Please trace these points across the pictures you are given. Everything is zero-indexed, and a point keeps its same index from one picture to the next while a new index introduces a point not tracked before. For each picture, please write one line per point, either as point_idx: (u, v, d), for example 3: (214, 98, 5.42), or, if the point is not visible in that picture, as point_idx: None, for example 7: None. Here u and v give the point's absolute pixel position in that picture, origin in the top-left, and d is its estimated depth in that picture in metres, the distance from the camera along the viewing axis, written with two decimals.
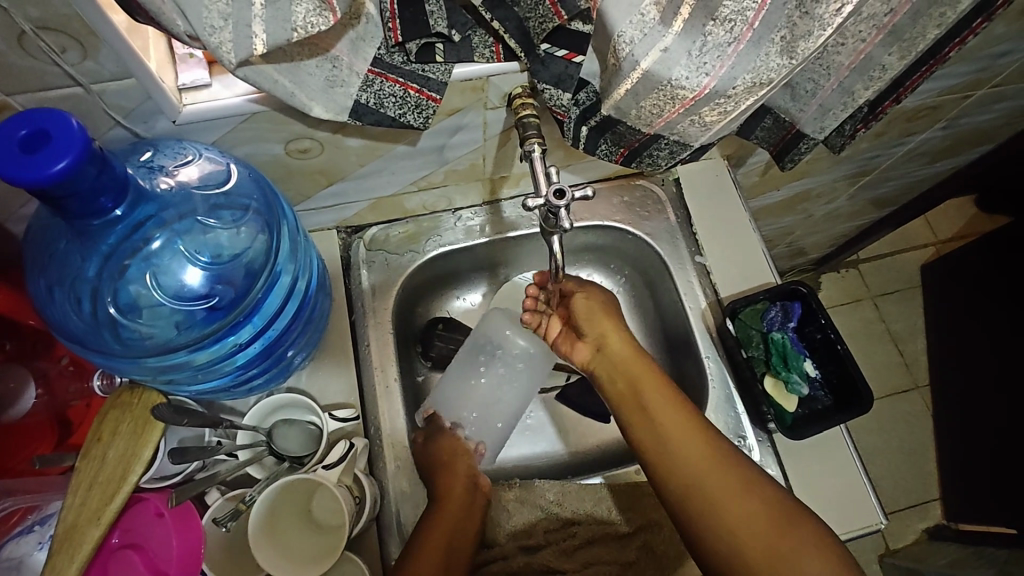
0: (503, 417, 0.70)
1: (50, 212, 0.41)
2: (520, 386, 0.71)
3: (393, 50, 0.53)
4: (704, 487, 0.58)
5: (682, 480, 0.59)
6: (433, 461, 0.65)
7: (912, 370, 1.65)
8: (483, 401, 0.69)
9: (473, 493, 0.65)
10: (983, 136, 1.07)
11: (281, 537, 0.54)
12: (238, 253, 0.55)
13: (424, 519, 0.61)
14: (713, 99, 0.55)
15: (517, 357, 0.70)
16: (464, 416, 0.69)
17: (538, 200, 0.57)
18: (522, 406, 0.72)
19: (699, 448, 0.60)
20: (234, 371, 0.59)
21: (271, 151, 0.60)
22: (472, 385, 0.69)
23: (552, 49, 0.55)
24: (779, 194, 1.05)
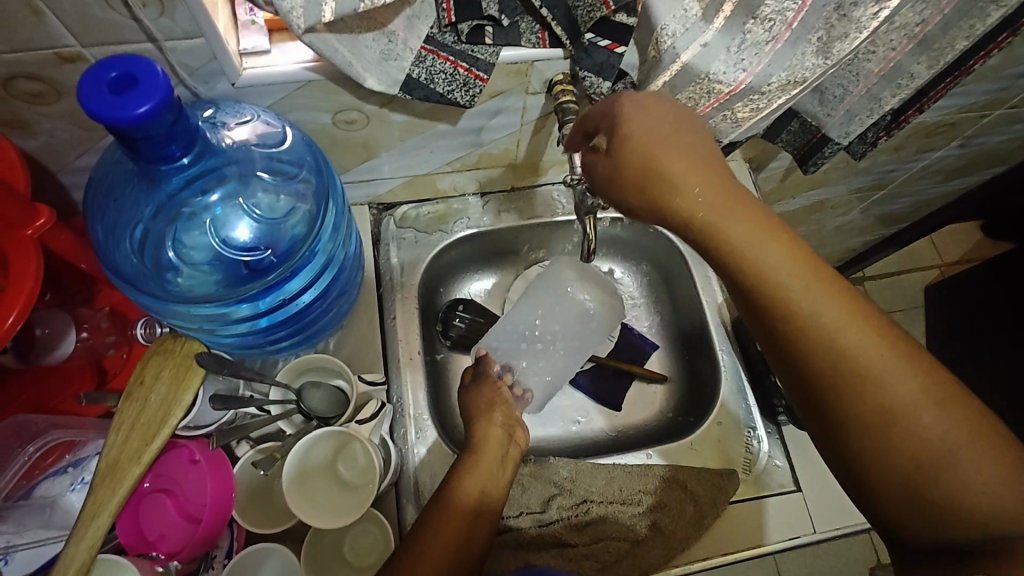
0: (552, 370, 0.78)
1: (123, 153, 0.43)
2: (571, 344, 0.80)
3: (445, 30, 0.56)
4: (864, 378, 0.42)
5: (847, 367, 0.42)
6: (468, 415, 0.68)
7: None
8: (535, 354, 0.78)
9: (503, 452, 0.64)
10: (996, 158, 1.09)
11: (309, 480, 0.57)
12: (284, 215, 0.57)
13: (452, 478, 0.60)
14: (747, 95, 0.57)
15: (569, 316, 0.80)
16: (515, 363, 0.77)
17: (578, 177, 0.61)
18: (572, 364, 0.80)
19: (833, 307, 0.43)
20: (266, 329, 0.62)
21: (318, 121, 0.62)
22: (524, 337, 0.78)
23: (596, 39, 0.58)
24: (794, 202, 1.08)
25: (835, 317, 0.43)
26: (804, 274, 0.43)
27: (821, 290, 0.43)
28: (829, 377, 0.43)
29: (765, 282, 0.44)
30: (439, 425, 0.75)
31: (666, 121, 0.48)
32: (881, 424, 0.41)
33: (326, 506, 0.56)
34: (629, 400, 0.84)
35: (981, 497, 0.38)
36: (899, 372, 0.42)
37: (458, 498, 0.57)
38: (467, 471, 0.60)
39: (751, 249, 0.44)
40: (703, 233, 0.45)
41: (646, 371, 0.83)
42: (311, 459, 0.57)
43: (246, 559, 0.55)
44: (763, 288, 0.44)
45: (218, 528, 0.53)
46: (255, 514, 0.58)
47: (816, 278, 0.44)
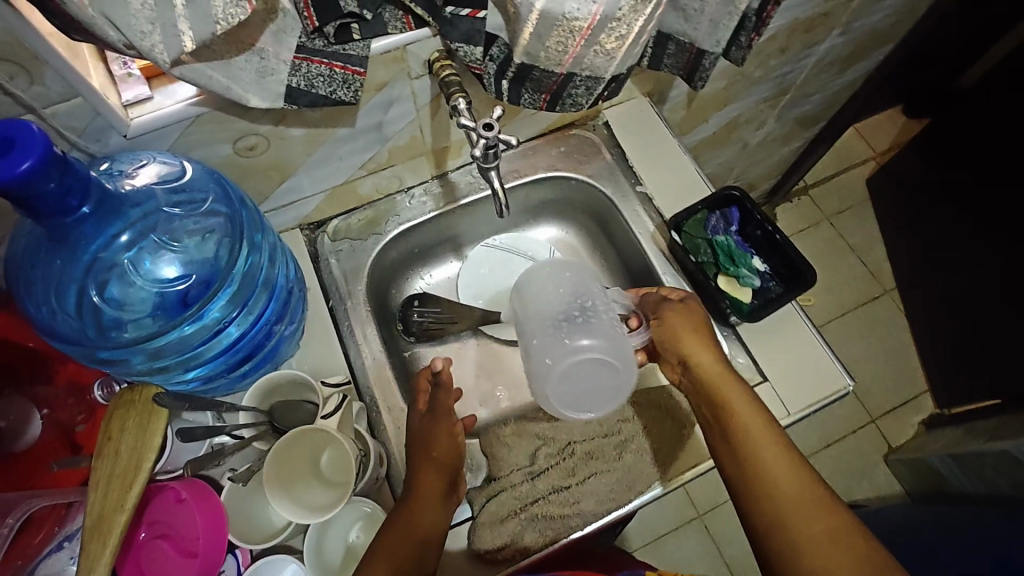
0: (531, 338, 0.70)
1: (23, 216, 0.45)
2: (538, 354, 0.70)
3: (313, 36, 0.58)
4: (755, 455, 0.60)
5: (751, 459, 0.60)
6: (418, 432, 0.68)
7: (877, 278, 1.73)
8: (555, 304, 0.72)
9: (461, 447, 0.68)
10: (880, 37, 1.15)
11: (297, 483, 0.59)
12: (205, 245, 0.59)
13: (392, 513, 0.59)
14: (605, 25, 0.61)
15: (544, 321, 0.70)
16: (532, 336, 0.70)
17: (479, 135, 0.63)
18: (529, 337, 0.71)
19: (761, 429, 0.62)
20: (224, 355, 0.63)
21: (219, 153, 0.64)
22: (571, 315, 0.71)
23: (457, 10, 0.61)
24: (708, 126, 1.12)
25: (752, 419, 0.62)
26: (736, 389, 0.65)
27: (751, 401, 0.64)
28: (743, 474, 0.60)
29: (712, 395, 0.65)
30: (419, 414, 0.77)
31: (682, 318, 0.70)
32: (782, 516, 0.57)
33: (311, 504, 0.58)
34: None
35: (819, 546, 0.54)
36: (778, 444, 0.61)
37: (414, 524, 0.59)
38: (404, 511, 0.59)
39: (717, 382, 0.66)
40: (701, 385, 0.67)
41: None
42: (292, 469, 0.59)
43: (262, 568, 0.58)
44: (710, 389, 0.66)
45: (218, 554, 0.56)
46: (253, 534, 0.59)
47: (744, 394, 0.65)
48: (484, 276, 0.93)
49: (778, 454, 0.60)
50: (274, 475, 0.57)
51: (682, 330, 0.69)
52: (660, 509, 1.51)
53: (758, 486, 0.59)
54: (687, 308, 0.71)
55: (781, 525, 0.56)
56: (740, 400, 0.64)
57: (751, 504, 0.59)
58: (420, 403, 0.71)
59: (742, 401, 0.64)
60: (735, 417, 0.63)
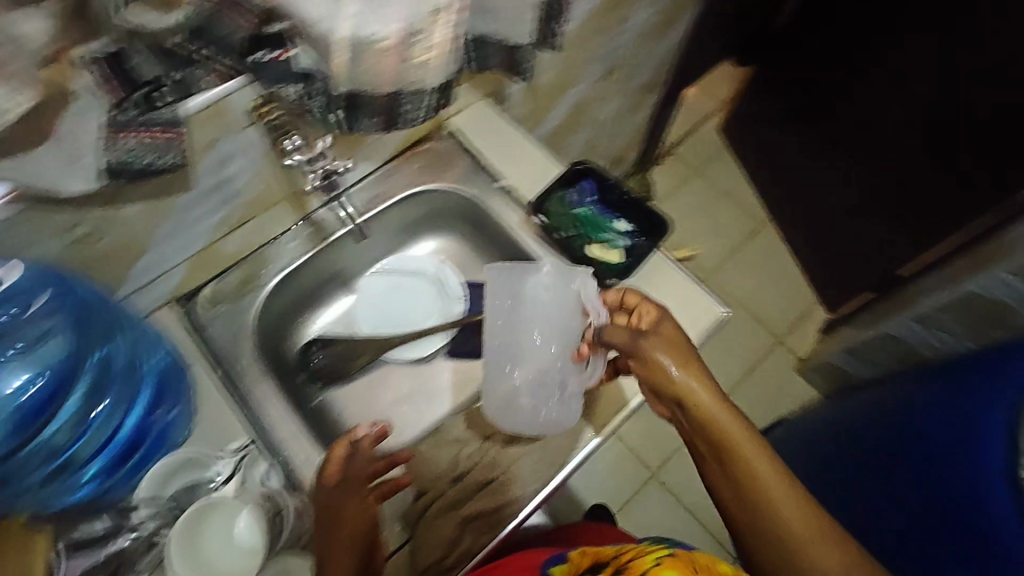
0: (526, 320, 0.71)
1: None
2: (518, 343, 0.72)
3: (120, 110, 0.56)
4: (756, 481, 0.60)
5: (752, 487, 0.60)
6: (326, 508, 0.62)
7: (750, 212, 1.90)
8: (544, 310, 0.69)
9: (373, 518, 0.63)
10: (685, 2, 1.27)
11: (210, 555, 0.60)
12: (42, 349, 0.59)
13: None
14: (412, 37, 0.61)
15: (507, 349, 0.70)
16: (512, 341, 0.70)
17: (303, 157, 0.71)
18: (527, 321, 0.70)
19: (758, 454, 0.61)
20: (96, 452, 0.61)
21: (54, 249, 0.61)
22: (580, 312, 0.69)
23: (262, 55, 0.58)
24: (557, 112, 1.20)
25: (739, 437, 0.61)
26: (724, 412, 0.62)
27: (739, 421, 0.62)
28: (739, 498, 0.61)
29: (699, 418, 0.62)
30: None
31: (667, 349, 0.64)
32: (784, 536, 0.59)
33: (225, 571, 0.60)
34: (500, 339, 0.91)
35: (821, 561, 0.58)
36: (774, 465, 0.61)
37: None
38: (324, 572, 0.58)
39: (706, 408, 0.62)
40: (694, 414, 0.63)
41: None
42: (203, 548, 0.60)
43: None
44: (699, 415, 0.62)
45: None
46: None
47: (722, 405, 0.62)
48: (377, 304, 0.94)
49: (775, 476, 0.60)
50: (179, 555, 0.59)
51: (663, 361, 0.63)
52: (618, 478, 1.58)
53: (761, 510, 0.60)
54: (663, 332, 0.65)
55: (783, 543, 0.59)
56: (731, 423, 0.62)
57: (751, 524, 0.61)
58: (329, 471, 0.64)
59: (735, 426, 0.62)
60: (734, 448, 0.61)
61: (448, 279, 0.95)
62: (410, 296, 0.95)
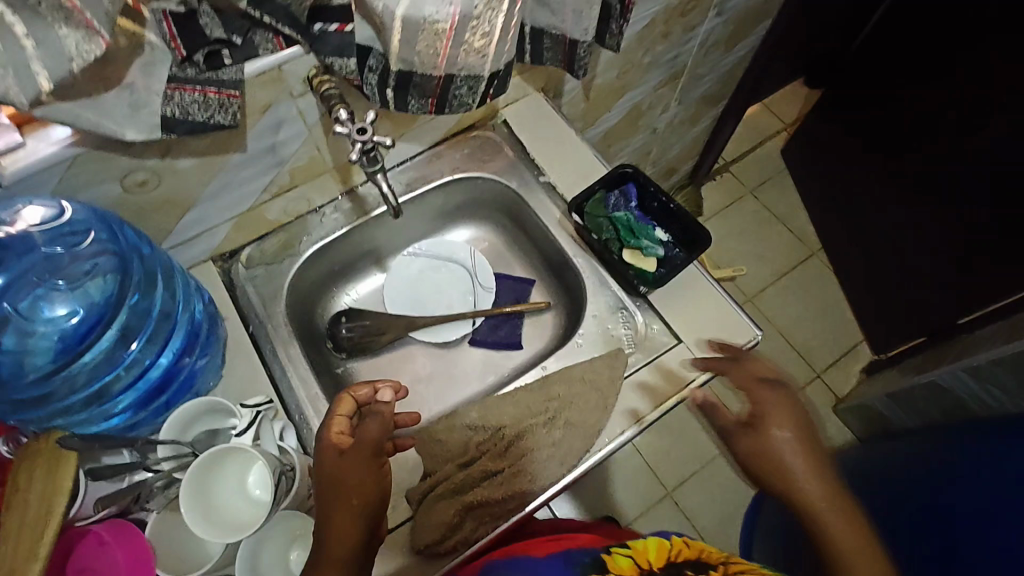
0: None
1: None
2: None
3: (185, 66, 0.60)
4: None
5: None
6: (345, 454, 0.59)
7: (803, 240, 1.84)
8: None
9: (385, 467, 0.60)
10: (757, 15, 1.23)
11: (216, 501, 0.58)
12: (97, 294, 0.63)
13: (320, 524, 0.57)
14: (467, 24, 0.64)
15: None
16: None
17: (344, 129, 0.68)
18: None
19: None
20: (130, 408, 0.65)
21: (110, 193, 0.65)
22: None
23: (324, 26, 0.64)
24: (611, 114, 1.18)
25: (837, 520, 0.57)
26: (799, 469, 0.60)
27: (854, 526, 0.57)
28: None
29: None
30: None
31: None
32: None
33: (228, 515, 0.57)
34: (526, 334, 0.93)
35: None
36: None
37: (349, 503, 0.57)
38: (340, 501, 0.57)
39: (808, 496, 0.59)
40: None
41: (530, 304, 0.92)
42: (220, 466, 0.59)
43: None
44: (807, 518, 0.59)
45: None
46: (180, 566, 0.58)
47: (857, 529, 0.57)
48: (404, 283, 0.95)
49: None
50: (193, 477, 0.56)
51: (781, 452, 0.61)
52: (632, 492, 1.54)
53: None
54: (776, 425, 0.62)
55: None
56: None
57: None
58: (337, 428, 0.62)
59: None
60: None
61: (479, 268, 0.96)
62: (438, 278, 0.96)
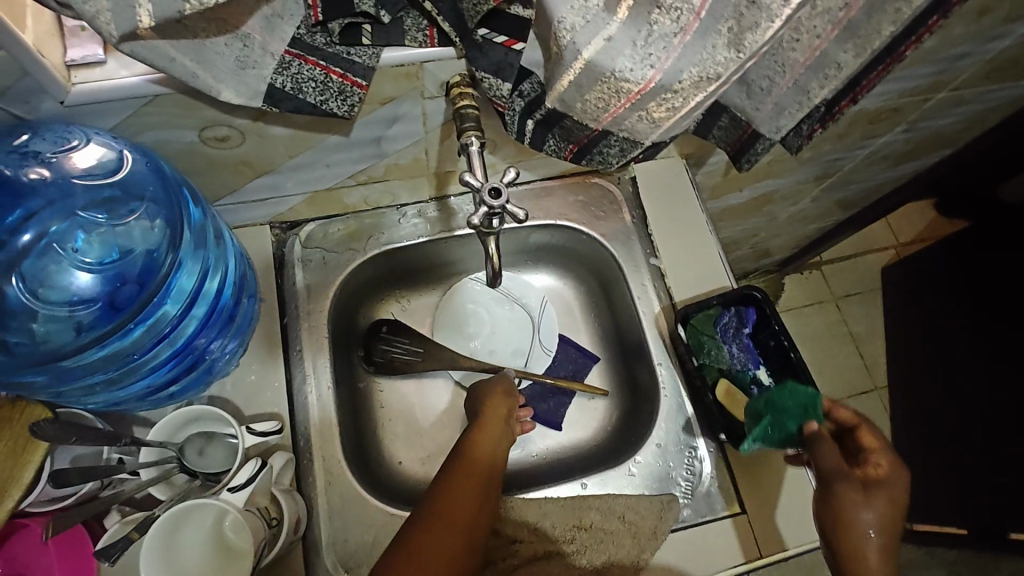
0: None
1: None
2: None
3: (314, 31, 0.48)
4: None
5: None
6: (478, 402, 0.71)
7: (871, 372, 1.68)
8: None
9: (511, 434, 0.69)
10: (942, 140, 1.06)
11: (182, 546, 0.49)
12: (136, 257, 0.53)
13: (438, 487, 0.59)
14: (658, 94, 0.51)
15: None
16: None
17: (473, 179, 0.55)
18: None
19: None
20: (144, 388, 0.56)
21: (182, 140, 0.54)
22: None
23: (490, 34, 0.51)
24: (741, 195, 1.04)
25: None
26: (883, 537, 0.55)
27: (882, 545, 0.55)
28: None
29: None
30: (354, 455, 0.70)
31: None
32: None
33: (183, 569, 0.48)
34: (569, 418, 0.81)
35: None
36: None
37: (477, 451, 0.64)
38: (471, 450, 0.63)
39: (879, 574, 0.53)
40: None
41: (587, 387, 0.80)
42: (196, 511, 0.50)
43: None
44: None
45: None
46: None
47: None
48: (463, 312, 0.83)
49: None
50: (171, 518, 0.47)
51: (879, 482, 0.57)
52: None
53: None
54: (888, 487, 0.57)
55: None
56: None
57: None
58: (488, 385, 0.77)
59: None
60: None
61: (545, 324, 0.83)
62: (496, 315, 0.83)
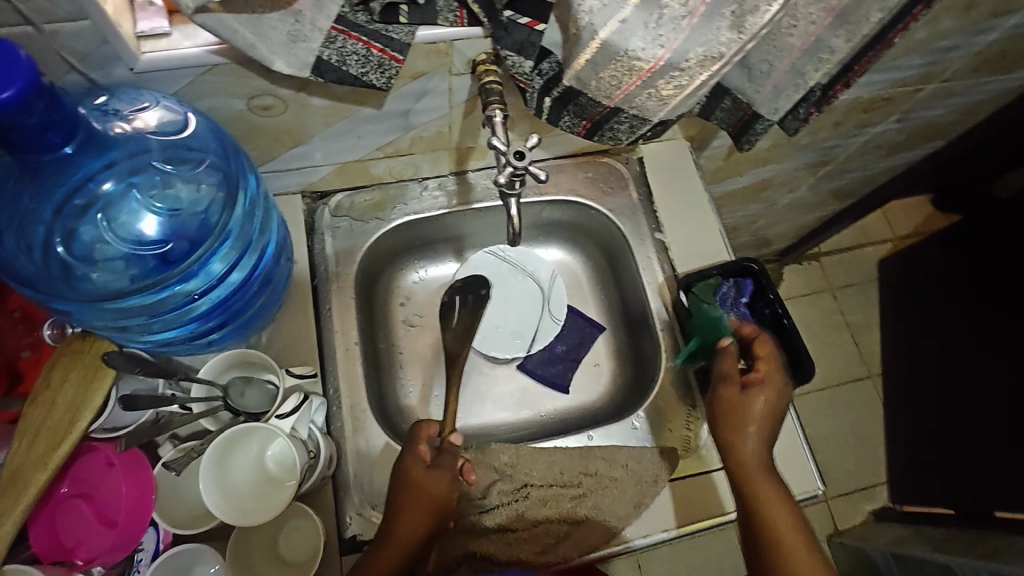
0: None
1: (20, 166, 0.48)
2: None
3: (357, 9, 0.53)
4: None
5: None
6: (416, 483, 0.62)
7: (866, 360, 1.73)
8: None
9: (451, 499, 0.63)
10: (935, 131, 1.11)
11: (230, 467, 0.56)
12: (195, 211, 0.57)
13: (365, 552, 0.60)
14: (667, 72, 0.56)
15: None
16: None
17: (501, 143, 0.60)
18: None
19: None
20: (194, 323, 0.61)
21: (232, 107, 0.60)
22: None
23: (514, 16, 0.56)
24: (742, 180, 1.09)
25: (785, 520, 0.62)
26: (770, 479, 0.64)
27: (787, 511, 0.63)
28: None
29: None
30: (377, 407, 0.75)
31: None
32: None
33: (232, 491, 0.55)
34: (577, 382, 0.87)
35: None
36: None
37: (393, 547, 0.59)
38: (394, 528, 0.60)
39: (770, 502, 0.63)
40: None
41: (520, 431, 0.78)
42: (244, 437, 0.57)
43: (177, 556, 0.55)
44: (762, 510, 0.63)
45: (135, 531, 0.53)
46: (176, 509, 0.56)
47: (800, 535, 0.62)
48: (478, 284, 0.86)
49: None
50: (222, 441, 0.55)
51: (755, 408, 0.65)
52: None
53: None
54: (764, 397, 0.66)
55: None
56: None
57: None
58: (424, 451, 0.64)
59: None
60: None
61: (554, 296, 0.88)
62: (511, 285, 0.87)
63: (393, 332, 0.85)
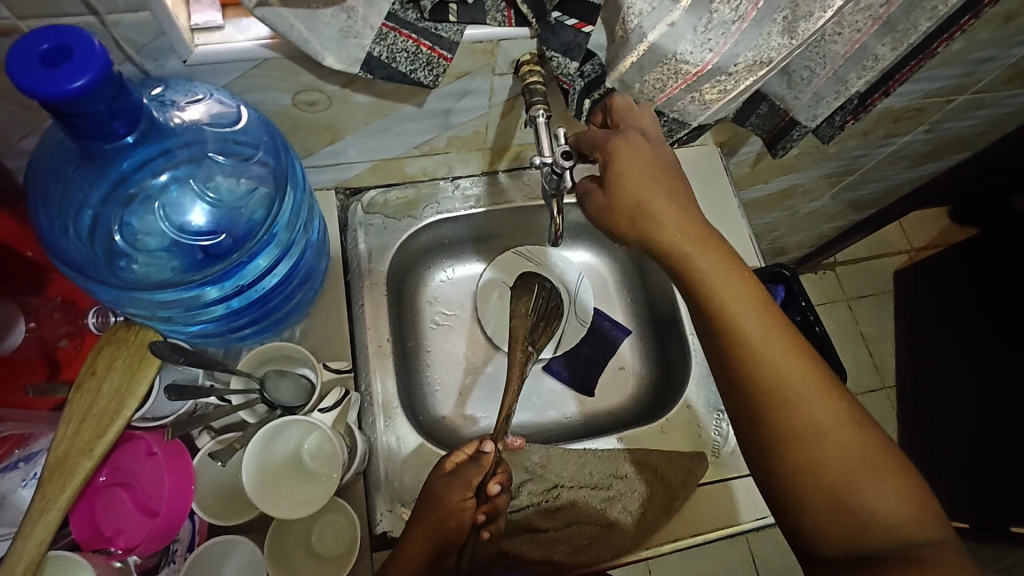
0: None
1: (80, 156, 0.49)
2: None
3: (407, 6, 0.53)
4: None
5: None
6: (438, 493, 0.59)
7: (880, 371, 1.72)
8: None
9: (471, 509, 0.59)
10: (960, 143, 1.11)
11: (273, 462, 0.56)
12: (240, 207, 0.57)
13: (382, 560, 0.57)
14: (714, 76, 0.57)
15: None
16: None
17: (546, 160, 0.60)
18: None
19: None
20: (224, 318, 0.61)
21: (278, 102, 0.61)
22: None
23: (563, 17, 0.56)
24: (766, 188, 1.09)
25: (805, 380, 0.49)
26: (779, 344, 0.50)
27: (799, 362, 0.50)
28: None
29: None
30: (407, 403, 0.76)
31: None
32: None
33: (279, 489, 0.55)
34: (601, 385, 0.87)
35: None
36: None
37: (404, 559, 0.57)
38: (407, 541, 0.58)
39: (768, 354, 0.50)
40: None
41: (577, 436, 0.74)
42: (283, 432, 0.57)
43: (211, 549, 0.55)
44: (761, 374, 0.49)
45: (172, 522, 0.52)
46: (212, 501, 0.57)
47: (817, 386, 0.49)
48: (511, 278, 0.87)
49: None
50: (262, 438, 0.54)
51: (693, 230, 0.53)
52: None
53: None
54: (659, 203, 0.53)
55: None
56: None
57: None
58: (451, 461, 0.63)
59: None
60: None
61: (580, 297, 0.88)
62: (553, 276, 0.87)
63: (422, 330, 0.85)
